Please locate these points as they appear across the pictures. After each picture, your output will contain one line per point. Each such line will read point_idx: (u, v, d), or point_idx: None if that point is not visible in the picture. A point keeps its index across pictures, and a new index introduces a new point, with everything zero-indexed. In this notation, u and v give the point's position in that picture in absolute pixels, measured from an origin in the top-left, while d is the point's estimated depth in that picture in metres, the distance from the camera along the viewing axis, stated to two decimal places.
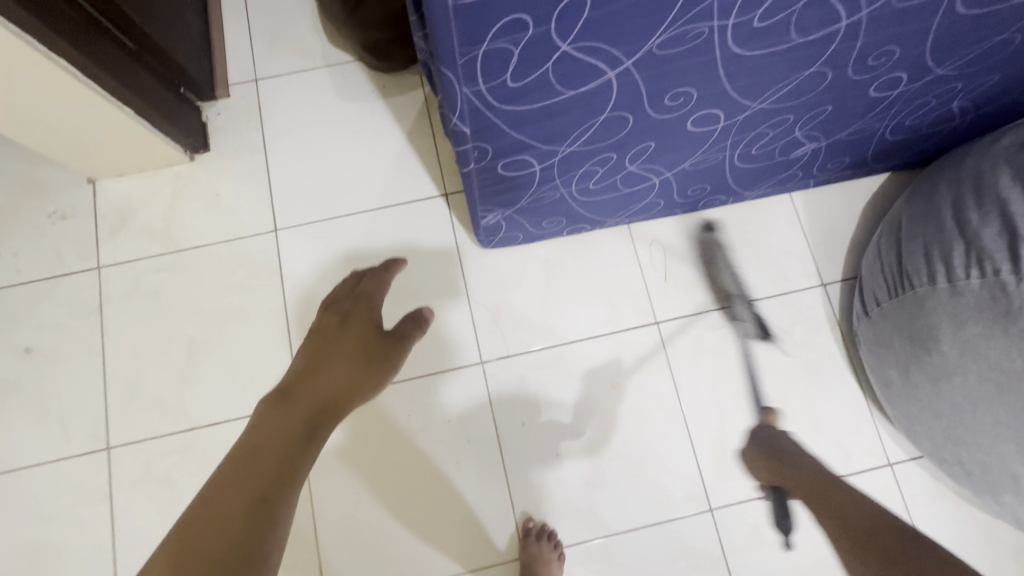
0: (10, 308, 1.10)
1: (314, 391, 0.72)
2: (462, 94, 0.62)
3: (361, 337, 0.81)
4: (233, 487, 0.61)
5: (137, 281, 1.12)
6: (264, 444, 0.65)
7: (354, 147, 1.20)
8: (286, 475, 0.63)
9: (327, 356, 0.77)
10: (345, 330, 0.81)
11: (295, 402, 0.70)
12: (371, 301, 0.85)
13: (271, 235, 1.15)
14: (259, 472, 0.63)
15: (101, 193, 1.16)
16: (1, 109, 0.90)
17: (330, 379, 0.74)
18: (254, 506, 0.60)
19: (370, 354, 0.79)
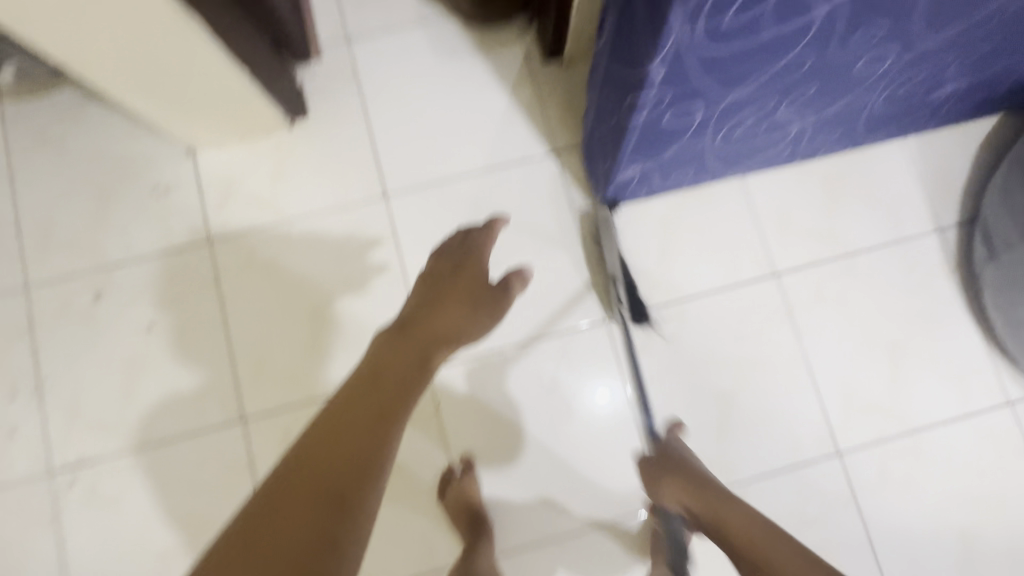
0: (127, 285, 1.09)
1: (429, 328, 0.69)
2: (677, 34, 0.60)
3: (468, 291, 0.76)
4: (350, 410, 0.57)
5: (250, 252, 1.11)
6: (387, 374, 0.61)
7: (456, 106, 1.16)
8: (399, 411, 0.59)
9: (443, 299, 0.74)
10: (458, 276, 0.77)
11: (402, 347, 0.66)
12: (483, 250, 0.80)
13: (382, 201, 1.13)
14: (377, 403, 0.58)
15: (201, 165, 1.13)
16: (131, 76, 0.86)
17: (442, 321, 0.71)
18: (351, 462, 0.54)
19: (477, 305, 0.75)
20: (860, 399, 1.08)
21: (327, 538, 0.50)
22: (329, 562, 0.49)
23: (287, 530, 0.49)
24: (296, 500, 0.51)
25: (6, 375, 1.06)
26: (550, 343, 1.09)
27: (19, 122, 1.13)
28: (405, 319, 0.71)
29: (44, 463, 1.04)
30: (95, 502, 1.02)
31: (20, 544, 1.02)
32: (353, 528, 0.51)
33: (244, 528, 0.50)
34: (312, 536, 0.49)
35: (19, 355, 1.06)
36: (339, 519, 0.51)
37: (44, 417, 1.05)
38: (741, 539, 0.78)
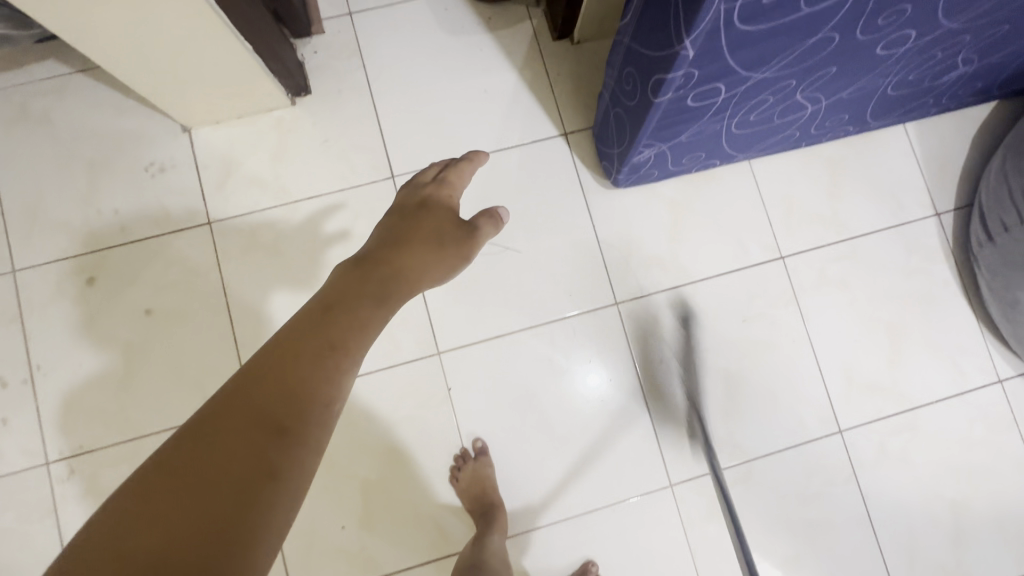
0: (123, 268, 1.05)
1: (392, 263, 0.68)
2: (715, 11, 0.59)
3: (435, 226, 0.74)
4: (298, 342, 0.55)
5: (253, 234, 1.07)
6: (341, 308, 0.60)
7: (464, 85, 1.13)
8: (349, 346, 0.57)
9: (408, 235, 0.72)
10: (422, 215, 0.75)
11: (366, 277, 0.65)
12: (451, 192, 0.78)
13: (389, 182, 1.10)
14: (326, 336, 0.56)
15: (199, 143, 1.09)
16: (136, 48, 0.83)
17: (401, 258, 0.69)
18: (305, 386, 0.52)
19: (442, 244, 0.73)
20: (861, 378, 1.11)
21: (269, 468, 0.48)
22: (266, 492, 0.47)
23: (228, 458, 0.47)
24: (233, 429, 0.49)
25: None
26: (561, 325, 1.08)
27: (2, 96, 1.07)
28: (361, 257, 0.69)
29: (39, 454, 1.00)
30: (96, 493, 0.99)
31: (16, 539, 0.98)
32: (298, 460, 0.49)
33: (177, 455, 0.47)
34: (251, 467, 0.47)
35: (10, 342, 1.02)
36: (284, 451, 0.49)
37: (39, 406, 1.01)
38: None
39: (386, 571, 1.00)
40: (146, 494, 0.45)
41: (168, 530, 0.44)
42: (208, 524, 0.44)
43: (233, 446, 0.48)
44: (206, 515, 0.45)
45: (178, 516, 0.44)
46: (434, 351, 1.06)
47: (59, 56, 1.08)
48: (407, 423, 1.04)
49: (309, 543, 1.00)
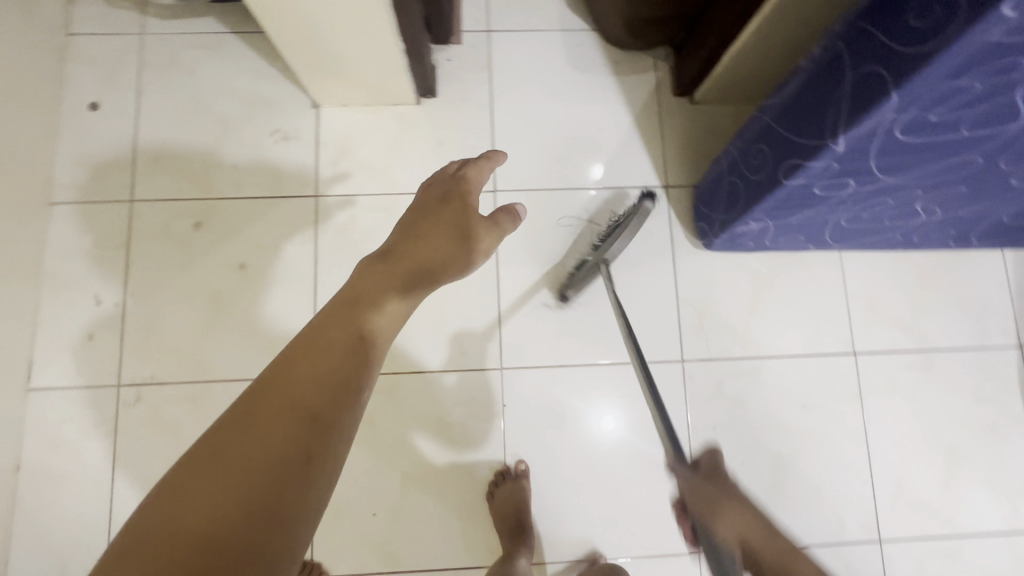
0: (229, 220, 1.11)
1: (415, 254, 0.64)
2: (882, 118, 0.61)
3: (458, 219, 0.71)
4: (329, 332, 0.53)
5: (354, 216, 1.12)
6: (371, 297, 0.57)
7: (580, 120, 1.17)
8: (379, 332, 0.55)
9: (428, 227, 0.69)
10: (444, 207, 0.72)
11: (390, 267, 0.62)
12: (473, 183, 0.75)
13: (489, 195, 1.14)
14: (358, 325, 0.54)
15: (324, 121, 1.15)
16: (308, 29, 0.89)
17: (427, 248, 0.66)
18: (338, 372, 0.51)
19: (465, 236, 0.70)
20: (910, 493, 1.09)
21: (306, 453, 0.47)
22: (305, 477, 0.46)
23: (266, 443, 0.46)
24: (270, 414, 0.48)
25: (96, 282, 1.08)
26: (624, 370, 1.09)
27: (160, 42, 1.15)
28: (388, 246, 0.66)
29: (112, 376, 1.05)
30: (156, 424, 1.03)
31: (72, 451, 1.03)
32: (336, 445, 0.48)
33: (211, 446, 0.46)
34: (287, 453, 0.46)
35: (112, 265, 1.08)
36: (320, 437, 0.48)
37: (123, 332, 1.06)
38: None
39: (405, 567, 1.02)
40: (187, 477, 0.45)
41: (213, 512, 0.43)
42: (251, 512, 0.44)
43: (270, 429, 0.47)
44: (249, 498, 0.44)
45: (220, 505, 0.43)
46: (497, 365, 1.08)
47: (219, 16, 1.16)
48: (456, 428, 1.06)
49: (338, 522, 1.03)
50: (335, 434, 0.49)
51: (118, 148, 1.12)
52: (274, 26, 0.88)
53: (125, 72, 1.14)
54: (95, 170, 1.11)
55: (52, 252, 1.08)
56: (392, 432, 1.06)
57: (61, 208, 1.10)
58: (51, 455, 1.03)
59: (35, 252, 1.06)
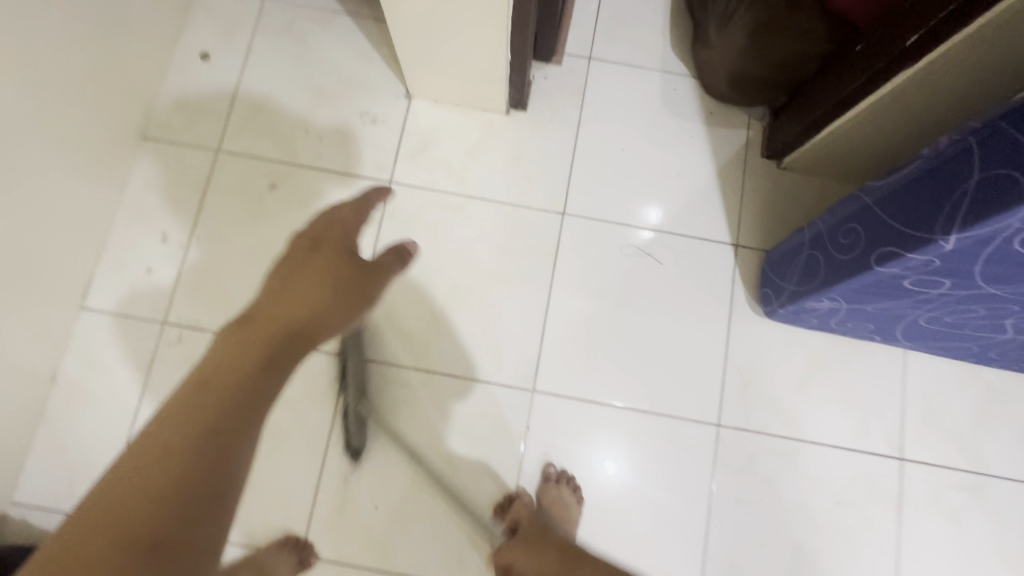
0: (302, 188, 1.13)
1: (283, 312, 0.60)
2: (1004, 225, 0.58)
3: (336, 267, 0.67)
4: (184, 433, 0.49)
5: (421, 210, 1.13)
6: (231, 374, 0.54)
7: (662, 162, 1.16)
8: (238, 416, 0.52)
9: (298, 277, 0.64)
10: (314, 258, 0.66)
11: (252, 329, 0.58)
12: (350, 226, 0.70)
13: (557, 217, 1.13)
14: (216, 413, 0.51)
15: (413, 112, 1.17)
16: (428, 24, 0.91)
17: (296, 304, 0.61)
18: (195, 469, 0.49)
19: (346, 283, 0.66)
20: None
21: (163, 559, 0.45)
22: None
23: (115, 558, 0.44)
24: (123, 528, 0.45)
25: (167, 220, 1.11)
26: (656, 421, 1.06)
27: (279, 9, 1.20)
28: (252, 308, 0.61)
29: (160, 312, 1.07)
30: (190, 368, 1.05)
31: (106, 375, 1.05)
32: (210, 533, 0.48)
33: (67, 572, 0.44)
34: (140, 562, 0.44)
35: (185, 207, 1.12)
36: (179, 536, 0.46)
37: (179, 272, 1.09)
38: None
39: (395, 569, 1.00)
40: None
41: None
42: None
43: (123, 537, 0.45)
44: None
45: None
46: (529, 387, 1.06)
47: None
48: (475, 440, 1.04)
49: (339, 506, 1.02)
50: (206, 524, 0.48)
51: (217, 99, 1.17)
52: (393, 14, 0.91)
53: (241, 31, 1.20)
54: (191, 115, 1.16)
55: (137, 183, 1.13)
56: (412, 429, 1.05)
57: (152, 144, 1.15)
58: (86, 375, 1.05)
59: (122, 180, 1.11)
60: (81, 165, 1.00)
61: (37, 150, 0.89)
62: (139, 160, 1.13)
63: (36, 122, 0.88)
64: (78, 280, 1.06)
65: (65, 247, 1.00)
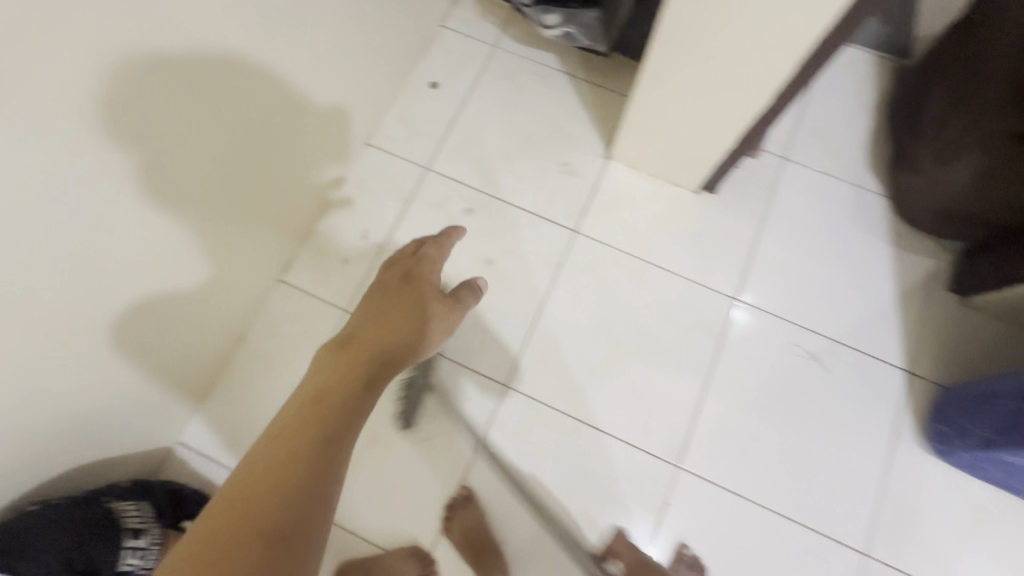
0: (494, 219, 1.21)
1: (365, 347, 0.82)
2: None
3: (415, 304, 0.92)
4: (313, 427, 0.71)
5: (601, 263, 1.17)
6: (322, 399, 0.74)
7: (841, 272, 1.17)
8: (344, 427, 0.73)
9: (385, 309, 0.90)
10: (404, 291, 0.93)
11: (346, 355, 0.81)
12: (432, 266, 0.96)
13: (729, 300, 1.14)
14: (325, 439, 0.71)
15: (608, 173, 1.24)
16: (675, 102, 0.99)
17: (380, 337, 0.85)
18: (318, 448, 0.69)
19: (422, 314, 0.91)
20: None
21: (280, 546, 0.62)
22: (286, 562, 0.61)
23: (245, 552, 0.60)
24: (262, 509, 0.64)
25: (369, 221, 1.21)
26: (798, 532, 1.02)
27: (506, 58, 1.33)
28: (351, 333, 0.86)
29: (345, 302, 1.16)
30: None
31: (286, 347, 1.13)
32: (308, 545, 0.64)
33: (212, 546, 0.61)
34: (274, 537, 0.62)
35: (388, 212, 1.22)
36: (284, 552, 0.62)
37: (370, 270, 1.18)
38: None
39: None
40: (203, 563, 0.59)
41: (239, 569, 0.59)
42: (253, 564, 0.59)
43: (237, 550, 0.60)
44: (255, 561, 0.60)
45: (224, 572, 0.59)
46: (674, 462, 1.06)
47: (560, 56, 1.32)
48: (611, 499, 1.05)
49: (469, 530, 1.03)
50: (308, 531, 0.65)
51: (435, 123, 1.28)
52: (642, 88, 1.00)
53: (469, 69, 1.32)
54: (410, 132, 1.28)
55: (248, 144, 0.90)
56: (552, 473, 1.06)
57: (371, 150, 1.26)
58: (269, 342, 1.14)
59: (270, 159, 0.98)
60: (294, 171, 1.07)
61: (209, 121, 0.79)
62: (266, 128, 0.93)
63: (205, 71, 0.75)
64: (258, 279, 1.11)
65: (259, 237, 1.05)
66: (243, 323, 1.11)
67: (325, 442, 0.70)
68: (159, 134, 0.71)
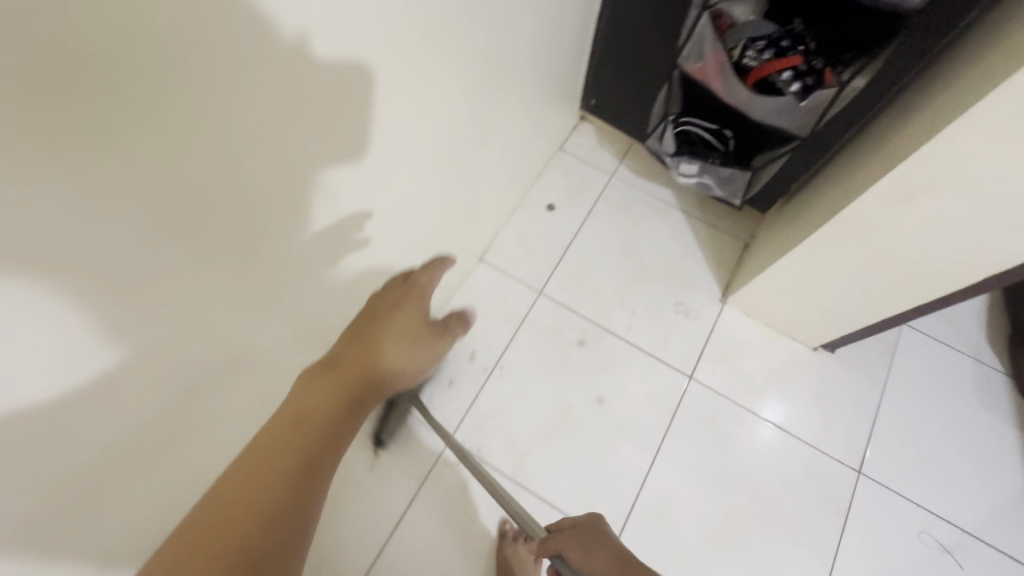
0: (607, 355, 1.18)
1: (370, 361, 0.53)
2: None
3: (418, 314, 0.60)
4: (285, 460, 0.44)
5: (715, 417, 1.13)
6: (297, 423, 0.46)
7: (968, 453, 1.11)
8: (326, 454, 0.46)
9: (378, 318, 0.58)
10: (398, 311, 0.59)
11: (342, 370, 0.51)
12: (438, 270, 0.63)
13: (853, 473, 1.09)
14: (290, 473, 0.44)
15: (722, 318, 1.22)
16: (829, 276, 0.97)
17: (378, 352, 0.55)
18: (292, 482, 0.43)
19: (430, 333, 0.60)
20: None
21: None
22: None
23: None
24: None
25: (477, 341, 1.18)
26: None
27: (623, 188, 1.35)
28: (332, 354, 0.53)
29: (448, 429, 1.11)
30: (462, 499, 1.06)
31: (382, 473, 1.07)
32: None
33: None
34: None
35: (498, 335, 1.18)
36: None
37: (476, 397, 1.13)
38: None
39: None
40: None
41: None
42: None
43: None
44: None
45: None
46: None
47: (677, 193, 1.34)
48: None
49: None
50: None
51: (549, 247, 1.28)
52: (790, 257, 0.99)
53: (585, 196, 1.33)
54: (524, 253, 1.27)
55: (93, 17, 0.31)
56: None
57: (483, 267, 1.25)
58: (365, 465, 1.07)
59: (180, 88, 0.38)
60: (266, 159, 0.50)
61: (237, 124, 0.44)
62: (186, 25, 0.36)
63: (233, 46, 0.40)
64: (271, 400, 0.70)
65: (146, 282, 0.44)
66: (176, 465, 0.57)
67: (304, 482, 0.44)
68: (47, 102, 0.31)
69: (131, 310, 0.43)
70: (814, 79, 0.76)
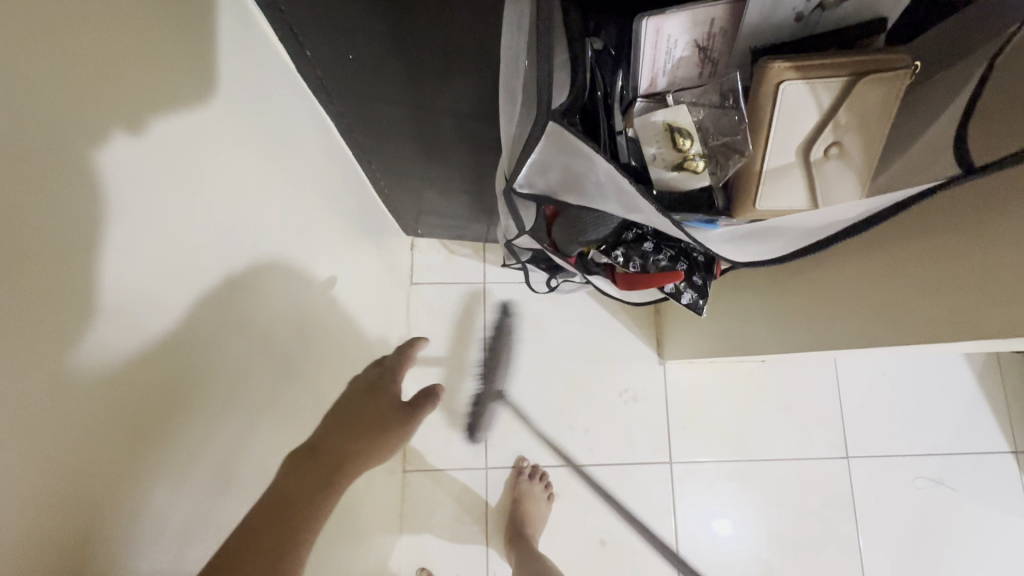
0: (586, 493, 1.07)
1: (337, 455, 0.43)
2: None
3: (374, 420, 0.48)
4: (257, 537, 0.36)
5: (710, 485, 1.09)
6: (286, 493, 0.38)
7: (920, 378, 1.14)
8: (274, 533, 0.36)
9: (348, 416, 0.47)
10: (372, 397, 0.50)
11: (310, 469, 0.41)
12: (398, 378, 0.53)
13: (842, 461, 1.11)
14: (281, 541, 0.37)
15: (670, 378, 1.12)
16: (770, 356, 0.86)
17: (350, 450, 0.44)
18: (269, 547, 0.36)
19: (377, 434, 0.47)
20: None
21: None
22: None
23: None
24: None
25: (454, 560, 1.03)
26: None
27: (505, 294, 1.13)
28: (366, 379, 0.52)
29: None
30: None
31: None
32: None
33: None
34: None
35: (472, 542, 1.04)
36: None
37: None
38: (532, 527, 1.00)
39: None
40: None
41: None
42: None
43: None
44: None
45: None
46: None
47: None
48: None
49: None
50: None
51: (467, 410, 1.09)
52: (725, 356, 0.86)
53: (469, 327, 1.11)
54: (445, 431, 1.08)
55: None
56: None
57: (415, 477, 1.06)
58: None
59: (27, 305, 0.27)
60: (194, 194, 0.39)
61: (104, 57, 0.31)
62: None
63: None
64: None
65: (138, 367, 0.35)
66: (264, 452, 0.52)
67: (250, 566, 0.34)
68: None
69: (162, 266, 0.37)
70: (706, 273, 0.57)
